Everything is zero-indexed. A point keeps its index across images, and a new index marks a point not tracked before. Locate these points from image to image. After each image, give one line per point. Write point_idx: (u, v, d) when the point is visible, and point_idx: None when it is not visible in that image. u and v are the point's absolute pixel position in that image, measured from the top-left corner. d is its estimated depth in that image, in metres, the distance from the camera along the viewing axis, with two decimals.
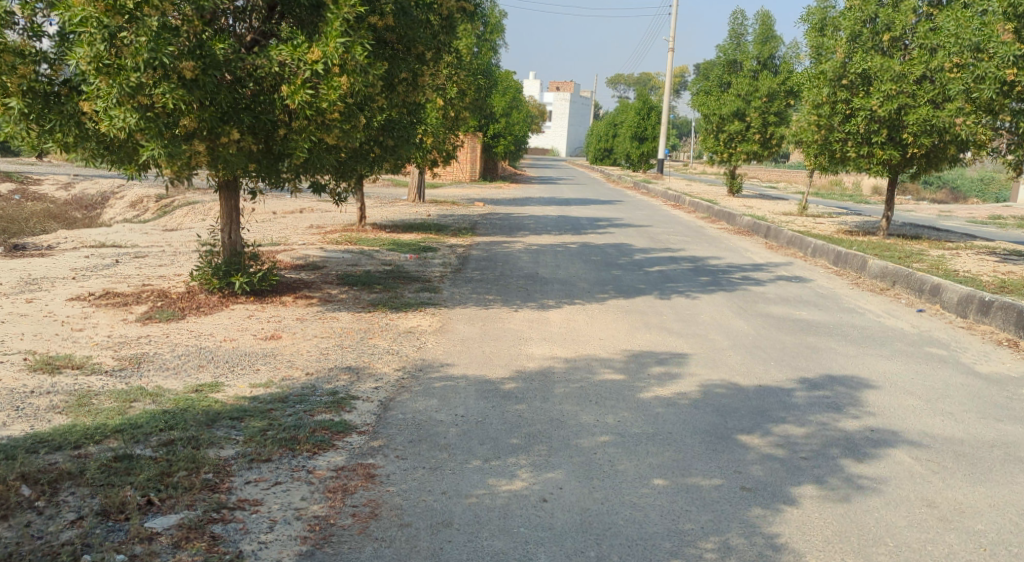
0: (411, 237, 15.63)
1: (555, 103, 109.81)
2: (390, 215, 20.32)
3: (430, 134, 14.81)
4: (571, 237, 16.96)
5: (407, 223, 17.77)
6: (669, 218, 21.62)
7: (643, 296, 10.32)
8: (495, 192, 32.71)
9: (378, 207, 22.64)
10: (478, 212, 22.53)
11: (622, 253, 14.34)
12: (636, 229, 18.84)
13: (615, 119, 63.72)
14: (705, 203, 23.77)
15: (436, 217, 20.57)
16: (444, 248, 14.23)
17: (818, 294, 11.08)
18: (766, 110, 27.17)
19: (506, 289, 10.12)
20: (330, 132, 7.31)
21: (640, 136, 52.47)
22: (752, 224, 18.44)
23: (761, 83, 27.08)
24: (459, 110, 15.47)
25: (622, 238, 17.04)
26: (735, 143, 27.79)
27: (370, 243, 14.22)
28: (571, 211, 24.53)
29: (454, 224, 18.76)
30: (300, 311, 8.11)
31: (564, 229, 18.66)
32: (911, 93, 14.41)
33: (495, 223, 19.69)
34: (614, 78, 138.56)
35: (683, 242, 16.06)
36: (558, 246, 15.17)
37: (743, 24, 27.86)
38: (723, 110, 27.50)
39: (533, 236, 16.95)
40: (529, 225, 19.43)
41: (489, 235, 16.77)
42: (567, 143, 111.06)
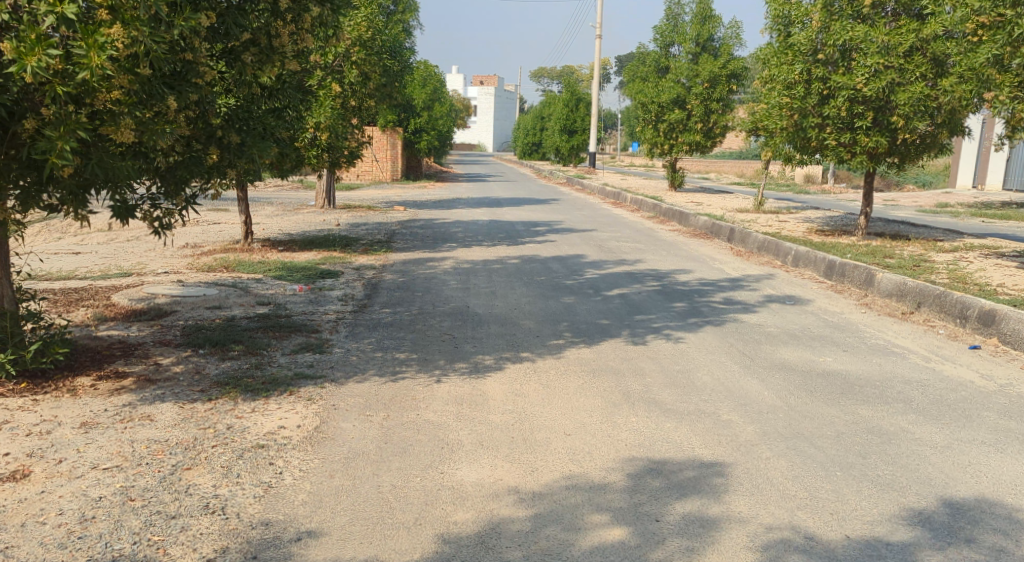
0: (310, 256, 12.77)
1: (479, 97, 107.11)
2: (292, 228, 17.37)
3: (316, 128, 11.89)
4: (504, 248, 14.29)
5: (309, 238, 14.85)
6: (613, 220, 19.08)
7: (609, 336, 7.70)
8: (418, 193, 29.88)
9: (279, 218, 19.59)
10: (397, 218, 19.69)
11: (569, 270, 11.72)
12: (579, 236, 16.25)
13: (543, 112, 61.32)
14: (651, 200, 21.34)
15: (350, 226, 17.70)
16: (349, 272, 11.40)
17: (827, 321, 8.55)
18: (708, 97, 24.88)
19: (425, 337, 7.38)
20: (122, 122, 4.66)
21: (569, 128, 50.09)
22: (711, 223, 16.02)
23: (702, 66, 24.70)
24: (359, 98, 12.68)
25: (565, 248, 14.44)
26: (676, 133, 25.43)
27: (253, 268, 11.31)
28: (502, 214, 21.84)
29: (367, 235, 15.91)
30: (97, 408, 5.22)
31: (496, 237, 15.97)
32: (900, 68, 11.80)
33: (415, 231, 16.87)
34: (538, 71, 136.61)
35: (637, 253, 13.53)
36: (490, 263, 12.48)
37: (680, 3, 25.53)
38: (661, 97, 25.12)
39: (458, 249, 14.22)
40: (456, 232, 16.70)
41: (406, 250, 13.96)
42: (492, 138, 108.39)
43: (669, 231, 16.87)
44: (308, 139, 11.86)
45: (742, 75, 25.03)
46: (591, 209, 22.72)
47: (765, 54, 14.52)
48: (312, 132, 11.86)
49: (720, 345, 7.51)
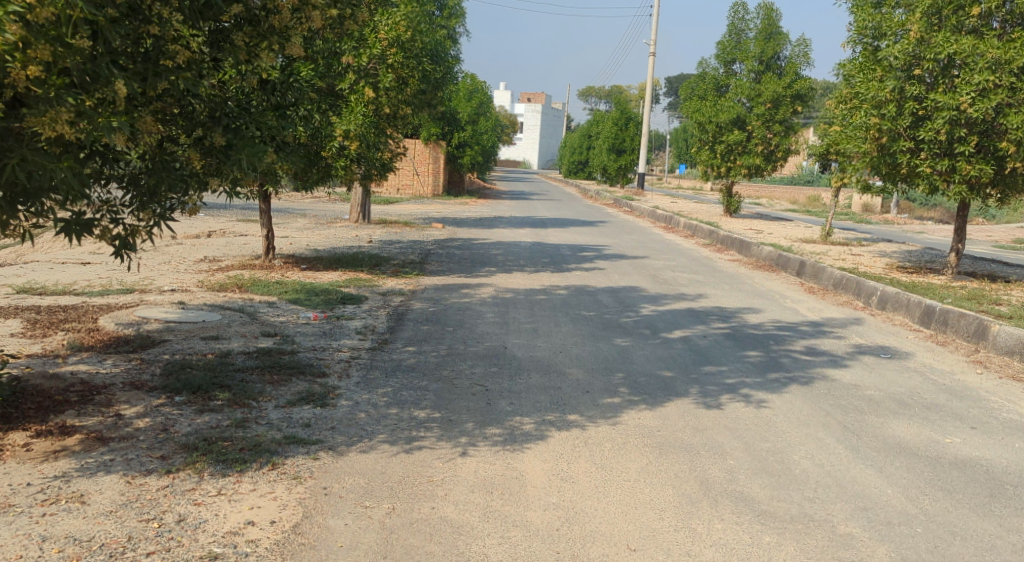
0: (335, 278, 11.62)
1: (526, 114, 106.39)
2: (321, 244, 16.29)
3: (344, 136, 10.78)
4: (549, 276, 13.02)
5: (337, 256, 13.72)
6: (666, 247, 17.74)
7: (675, 394, 6.35)
8: (459, 210, 28.79)
9: (311, 232, 18.55)
10: (434, 237, 18.55)
11: (622, 305, 10.39)
12: (630, 263, 14.94)
13: (590, 130, 60.09)
14: (706, 226, 19.96)
15: (383, 244, 16.57)
16: (375, 299, 10.21)
17: (938, 384, 7.12)
18: (770, 119, 23.45)
19: (453, 389, 6.11)
20: (53, 117, 3.61)
21: (617, 148, 48.80)
22: (776, 254, 14.61)
23: (766, 86, 23.26)
24: (394, 105, 11.49)
25: (616, 277, 13.13)
26: (734, 156, 24.00)
27: (270, 289, 10.18)
28: (546, 236, 20.60)
29: (400, 255, 14.74)
30: (18, 480, 4.00)
31: (539, 261, 14.70)
32: (1009, 88, 10.71)
33: (452, 252, 15.68)
34: (587, 91, 135.97)
35: (698, 287, 12.16)
36: (533, 293, 11.21)
37: (744, 19, 24.15)
38: (719, 118, 23.69)
39: (498, 274, 12.99)
40: (497, 254, 15.47)
41: (441, 274, 12.76)
42: (538, 155, 107.45)
43: (728, 261, 15.47)
44: (333, 148, 10.73)
45: (807, 96, 23.57)
46: (640, 233, 21.39)
47: (848, 69, 13.44)
48: (340, 140, 10.74)
49: (812, 411, 6.13)
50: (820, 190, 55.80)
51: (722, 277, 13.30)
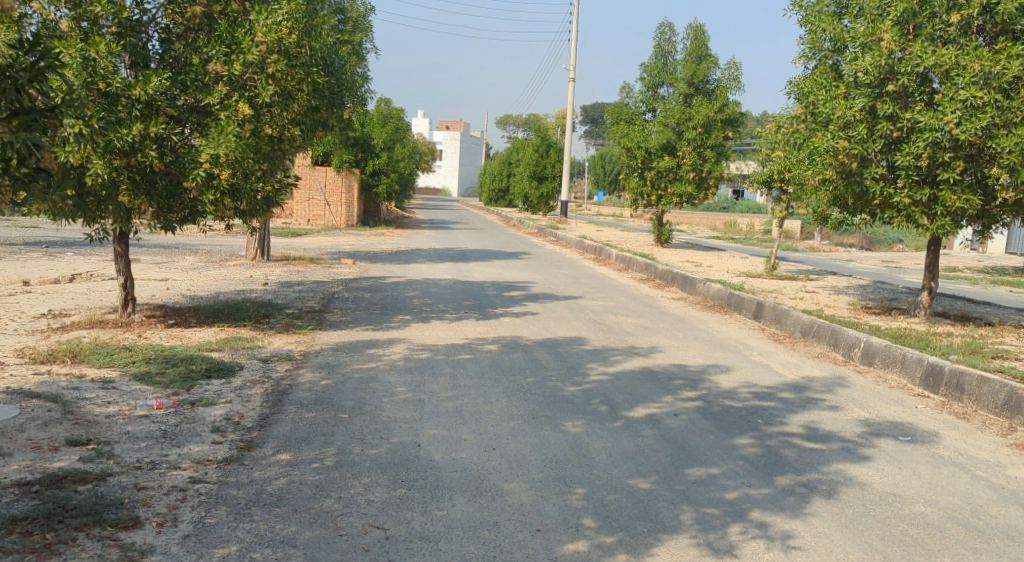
0: (206, 337, 9.43)
1: (445, 141, 104.75)
2: (207, 288, 13.96)
3: (211, 162, 8.74)
4: (472, 325, 11.03)
5: (217, 307, 11.47)
6: (602, 284, 15.94)
7: (662, 527, 4.42)
8: (373, 242, 26.61)
9: (199, 273, 16.18)
10: (342, 275, 16.37)
11: (563, 368, 8.45)
12: (566, 306, 13.04)
13: (511, 156, 58.59)
14: (642, 258, 18.29)
15: (280, 287, 14.34)
16: (253, 368, 8.07)
17: (996, 484, 5.33)
18: (701, 144, 21.95)
19: (334, 543, 4.07)
20: None
21: (538, 175, 47.34)
22: (724, 290, 12.93)
23: (697, 109, 21.83)
24: (276, 125, 9.49)
25: (550, 325, 11.22)
26: (665, 183, 22.44)
27: (112, 363, 7.99)
28: (468, 271, 18.62)
29: (296, 301, 12.55)
30: None
31: (460, 305, 12.69)
32: (1000, 105, 9.17)
33: (359, 295, 13.56)
34: (505, 118, 135.42)
35: (647, 337, 10.36)
36: (454, 351, 9.20)
37: (671, 40, 22.77)
38: (648, 143, 22.10)
39: (412, 324, 10.93)
40: (411, 297, 13.41)
41: (342, 325, 10.63)
42: (457, 183, 105.75)
43: (672, 300, 13.73)
44: (196, 178, 8.74)
45: (738, 122, 22.25)
46: (571, 267, 19.59)
47: (800, 85, 11.76)
48: (206, 167, 8.71)
49: (858, 547, 4.26)
50: (742, 216, 55.42)
51: (671, 322, 11.49)
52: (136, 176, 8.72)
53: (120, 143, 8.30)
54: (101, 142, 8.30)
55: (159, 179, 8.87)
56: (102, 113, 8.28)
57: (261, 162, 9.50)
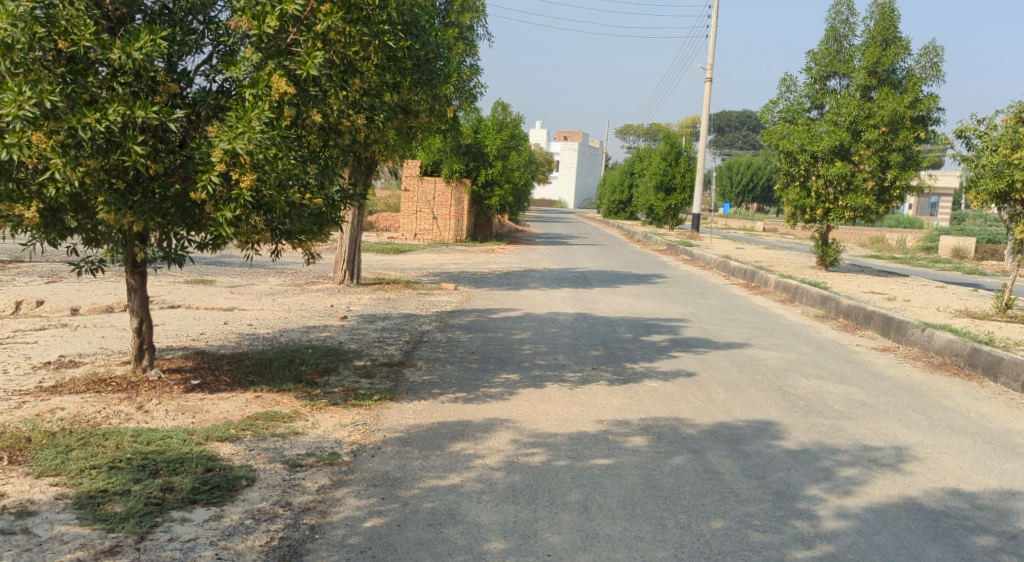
0: (229, 416, 6.43)
1: (563, 152, 102.08)
2: (272, 323, 11.29)
3: (226, 162, 5.78)
4: (607, 396, 7.85)
5: (267, 355, 8.64)
6: (770, 328, 12.56)
7: None
8: (483, 260, 23.82)
9: (274, 300, 13.59)
10: (441, 307, 13.50)
11: (764, 497, 5.21)
12: (731, 364, 9.76)
13: (634, 166, 55.13)
14: (818, 290, 15.09)
15: (361, 323, 11.53)
16: (268, 479, 5.09)
17: None
18: (886, 146, 18.97)
19: None
20: None
21: (666, 186, 43.81)
22: (967, 344, 9.89)
23: (881, 104, 18.84)
24: (331, 110, 6.59)
25: (717, 396, 7.93)
26: (836, 194, 19.61)
27: (61, 470, 5.09)
28: (592, 301, 15.53)
29: (373, 347, 9.66)
30: None
31: (586, 359, 9.55)
32: None
33: (457, 337, 10.60)
34: (624, 128, 131.75)
35: (872, 436, 6.94)
36: (585, 449, 6.06)
37: (848, 22, 19.76)
38: (817, 146, 19.33)
39: (523, 391, 7.85)
40: (524, 344, 10.33)
41: (426, 389, 7.67)
42: (575, 194, 102.80)
43: (885, 363, 10.21)
44: (206, 188, 5.82)
45: (929, 118, 19.18)
46: (719, 300, 16.22)
47: None
48: (219, 170, 5.76)
49: None
50: (894, 232, 50.12)
51: (907, 403, 8.08)
52: (120, 185, 5.83)
53: (87, 134, 5.43)
54: (64, 131, 5.48)
55: (156, 186, 6.01)
56: (65, 88, 5.53)
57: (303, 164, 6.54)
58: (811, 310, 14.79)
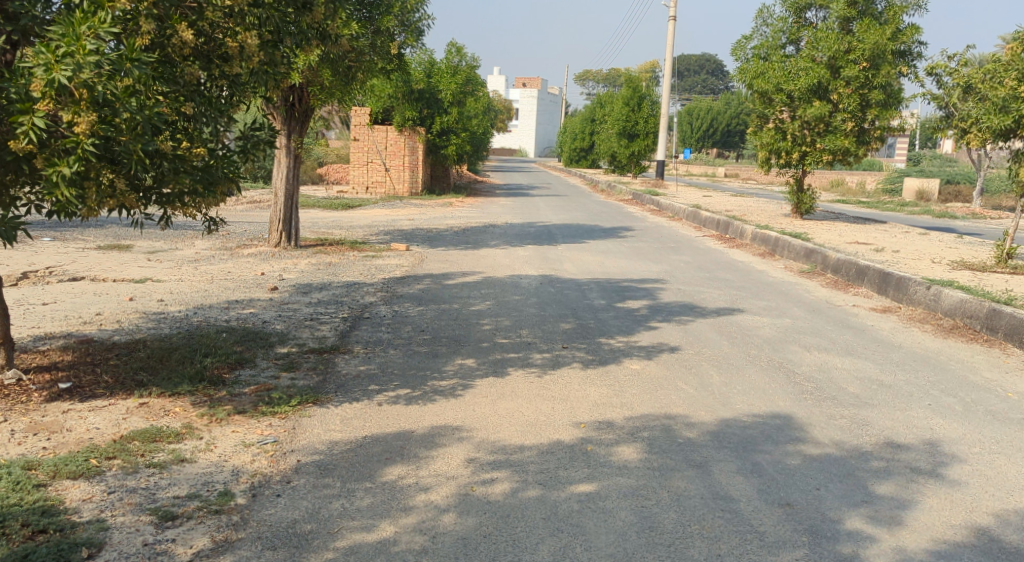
0: (95, 439, 4.87)
1: (522, 100, 100.00)
2: (190, 299, 9.81)
3: (49, 96, 4.32)
4: (582, 386, 6.56)
5: (170, 343, 7.17)
6: (756, 289, 11.36)
7: None
8: (439, 215, 22.35)
9: (201, 269, 12.09)
10: (389, 273, 12.10)
11: (794, 541, 3.97)
12: (720, 336, 8.53)
13: (596, 112, 53.62)
14: (801, 243, 13.91)
15: (294, 296, 10.10)
16: (121, 544, 3.69)
17: None
18: (867, 83, 17.85)
19: None
20: None
21: (629, 132, 42.45)
22: (983, 305, 8.72)
23: (862, 37, 17.65)
24: (209, 28, 5.06)
25: (711, 382, 6.68)
26: (814, 136, 18.47)
27: None
28: (557, 260, 14.24)
29: (304, 329, 8.25)
30: None
31: (554, 337, 8.25)
32: None
33: (404, 312, 9.23)
34: (584, 75, 129.66)
35: (905, 431, 5.74)
36: (560, 468, 4.74)
37: None
38: (795, 84, 18.12)
39: (480, 383, 6.53)
40: (482, 318, 9.00)
41: (361, 386, 6.31)
42: (535, 143, 101.06)
43: (891, 327, 9.05)
44: (29, 133, 4.37)
45: (911, 51, 18.08)
46: (694, 256, 15.01)
47: None
48: (41, 108, 4.31)
49: None
50: (858, 174, 49.32)
51: (933, 380, 6.88)
52: None
53: None
54: None
55: None
56: None
57: (173, 103, 5.02)
58: (795, 264, 13.61)
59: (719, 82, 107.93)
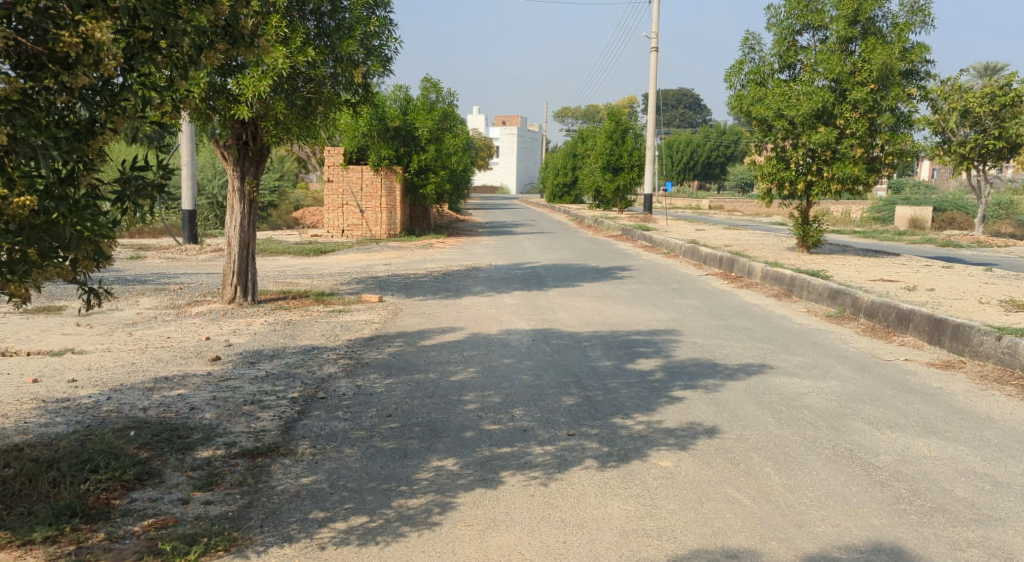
0: None
1: (502, 137, 99.06)
2: (111, 378, 8.14)
3: None
4: (599, 499, 4.93)
5: (54, 452, 5.50)
6: (782, 342, 9.77)
7: None
8: (417, 259, 20.75)
9: (137, 336, 10.41)
10: (357, 332, 10.44)
11: None
12: (760, 409, 6.90)
13: (578, 147, 52.37)
14: (824, 282, 12.33)
15: (238, 370, 8.43)
16: None
17: None
18: (875, 106, 16.26)
19: None
20: None
21: (613, 166, 41.10)
22: None
23: (867, 58, 16.13)
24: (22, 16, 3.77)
25: (775, 490, 5.03)
26: (820, 165, 16.88)
27: None
28: (547, 309, 12.62)
29: (240, 419, 6.60)
30: None
31: (556, 419, 6.61)
32: None
33: (370, 389, 7.57)
34: (563, 111, 129.21)
35: None
36: None
37: None
38: (798, 110, 16.51)
39: (464, 503, 4.89)
40: (464, 394, 7.34)
41: (307, 517, 4.68)
42: (516, 179, 100.07)
43: (962, 388, 7.45)
44: None
45: (919, 70, 16.52)
46: (701, 299, 13.43)
47: None
48: None
49: None
50: (846, 204, 48.05)
51: None
52: None
53: None
54: None
55: None
56: None
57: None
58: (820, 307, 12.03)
59: (698, 113, 107.34)
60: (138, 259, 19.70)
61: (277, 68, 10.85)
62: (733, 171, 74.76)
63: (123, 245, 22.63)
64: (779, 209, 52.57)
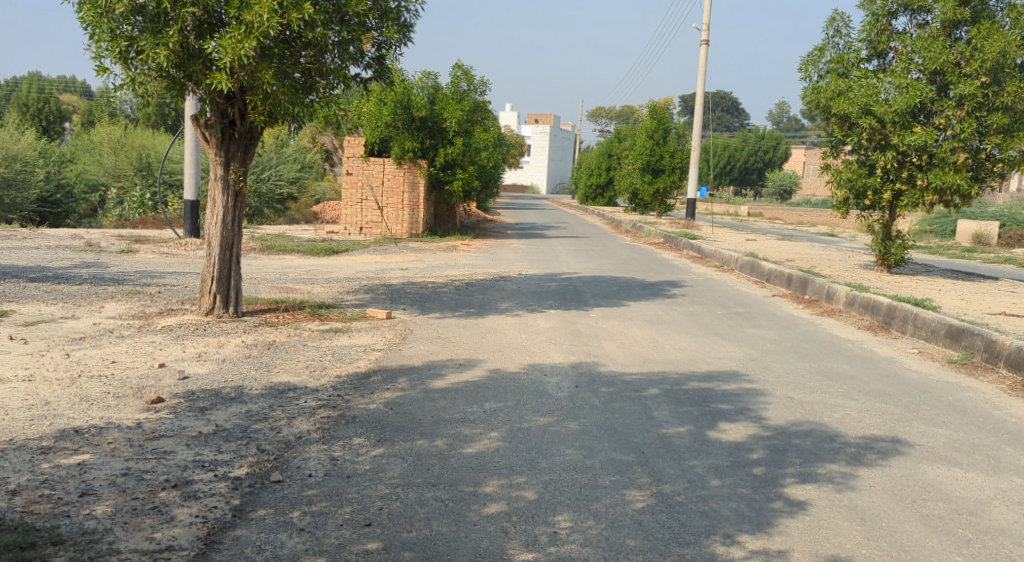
0: None
1: (534, 135, 96.71)
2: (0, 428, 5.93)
3: None
4: None
5: None
6: (907, 401, 7.41)
7: None
8: (439, 263, 18.51)
9: (74, 358, 8.23)
10: (349, 364, 8.19)
11: None
12: (931, 534, 4.61)
13: (614, 146, 49.96)
14: (937, 317, 9.94)
15: (177, 423, 6.18)
16: None
17: None
18: (985, 103, 13.84)
19: None
20: None
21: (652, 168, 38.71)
22: None
23: (978, 46, 13.73)
24: None
25: None
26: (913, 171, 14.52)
27: None
28: (590, 335, 10.31)
29: (144, 523, 4.37)
30: None
31: (623, 544, 4.35)
32: None
33: (350, 466, 5.32)
34: (596, 111, 126.66)
35: None
36: None
37: None
38: (891, 105, 14.11)
39: None
40: (485, 485, 5.08)
41: None
42: (547, 178, 97.72)
43: None
44: None
45: None
46: (777, 329, 11.05)
47: None
48: None
49: None
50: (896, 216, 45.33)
51: None
52: None
53: None
54: None
55: None
56: None
57: None
58: (936, 350, 9.61)
59: (736, 117, 104.45)
60: (127, 253, 17.60)
61: (265, 26, 8.81)
62: (772, 177, 71.84)
63: (117, 236, 20.59)
64: (823, 219, 49.94)
